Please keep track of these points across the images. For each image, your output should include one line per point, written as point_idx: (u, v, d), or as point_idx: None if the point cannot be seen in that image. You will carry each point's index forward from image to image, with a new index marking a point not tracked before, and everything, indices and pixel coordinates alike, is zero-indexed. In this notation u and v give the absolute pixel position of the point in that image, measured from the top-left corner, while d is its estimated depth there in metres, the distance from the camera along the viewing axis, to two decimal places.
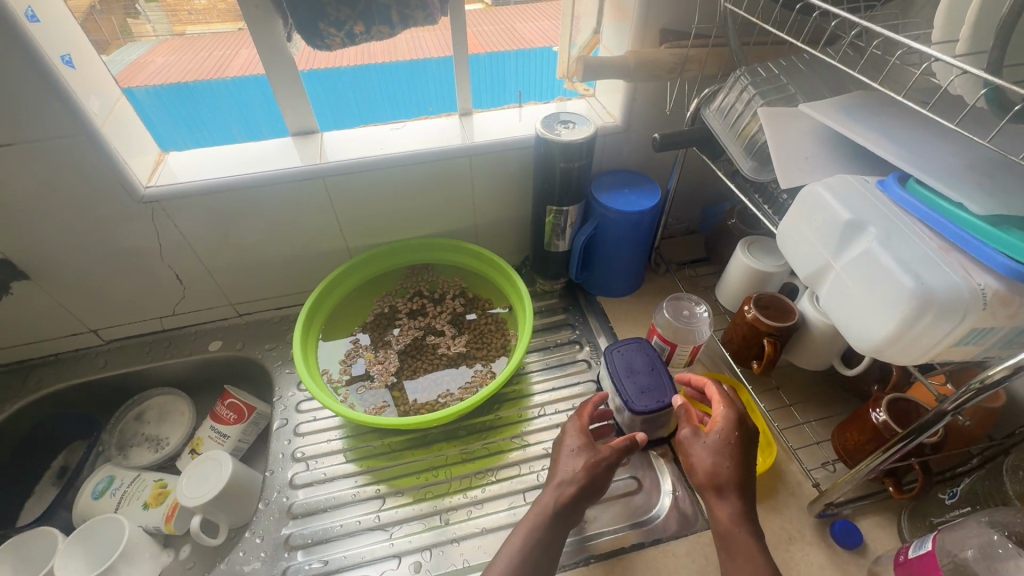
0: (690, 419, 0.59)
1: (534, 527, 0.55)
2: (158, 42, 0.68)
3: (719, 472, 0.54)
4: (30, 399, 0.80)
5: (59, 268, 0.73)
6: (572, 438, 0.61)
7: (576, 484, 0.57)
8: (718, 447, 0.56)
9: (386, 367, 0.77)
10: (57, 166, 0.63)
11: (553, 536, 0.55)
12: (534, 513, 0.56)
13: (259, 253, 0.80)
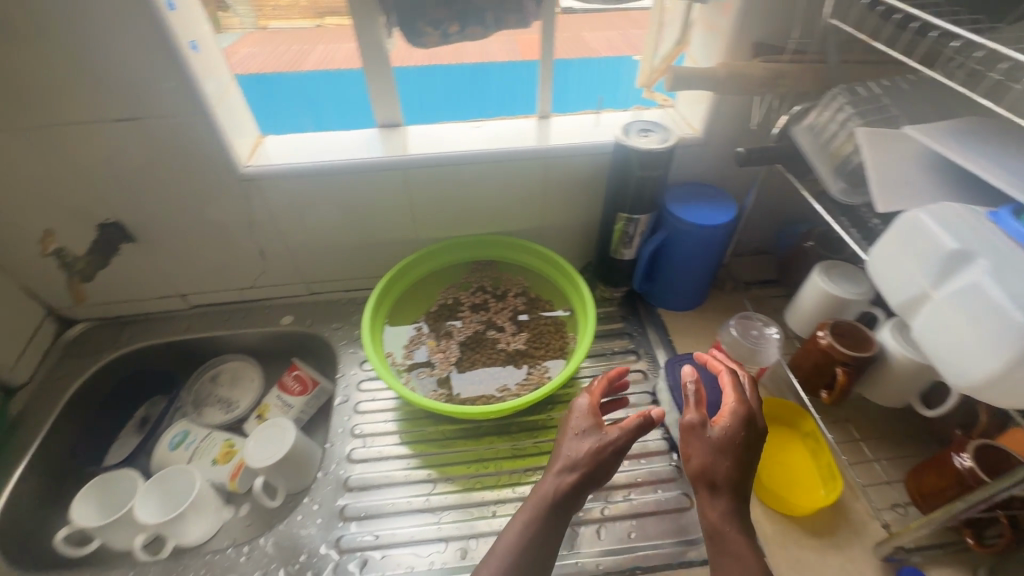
0: (694, 403, 0.55)
1: (527, 525, 0.54)
2: (242, 35, 0.76)
3: (717, 470, 0.52)
4: (123, 352, 0.87)
5: (161, 235, 0.80)
6: (580, 417, 0.59)
7: (577, 471, 0.56)
8: (720, 441, 0.53)
9: (448, 356, 0.79)
10: (172, 140, 0.69)
11: (549, 531, 0.54)
12: (528, 510, 0.55)
13: (337, 237, 0.84)
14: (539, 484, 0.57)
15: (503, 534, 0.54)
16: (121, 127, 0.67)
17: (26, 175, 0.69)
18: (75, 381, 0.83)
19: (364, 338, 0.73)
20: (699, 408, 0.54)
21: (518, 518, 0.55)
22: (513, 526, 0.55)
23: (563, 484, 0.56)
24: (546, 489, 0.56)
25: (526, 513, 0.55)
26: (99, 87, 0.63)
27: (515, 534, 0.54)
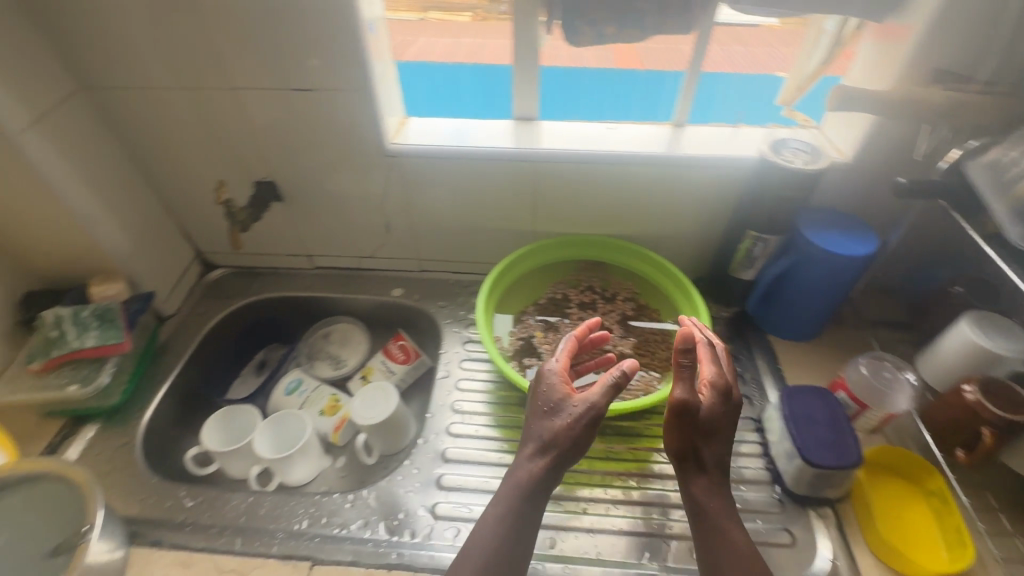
0: (687, 377, 0.54)
1: (505, 520, 0.53)
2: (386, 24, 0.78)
3: (699, 448, 0.55)
4: (253, 300, 0.96)
5: (303, 198, 0.87)
6: (547, 393, 0.58)
7: (549, 452, 0.54)
8: (707, 416, 0.55)
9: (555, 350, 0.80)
10: (334, 113, 0.75)
11: (525, 520, 0.53)
12: (500, 501, 0.54)
13: (458, 219, 0.88)
14: (510, 473, 0.56)
15: (476, 531, 0.53)
16: (292, 97, 0.73)
17: (206, 131, 0.78)
18: (213, 320, 0.92)
19: (478, 320, 0.76)
20: (691, 387, 0.54)
21: (492, 510, 0.54)
22: (484, 521, 0.53)
23: (534, 470, 0.54)
24: (516, 475, 0.55)
25: (500, 504, 0.54)
26: (283, 59, 0.69)
27: (491, 531, 0.52)
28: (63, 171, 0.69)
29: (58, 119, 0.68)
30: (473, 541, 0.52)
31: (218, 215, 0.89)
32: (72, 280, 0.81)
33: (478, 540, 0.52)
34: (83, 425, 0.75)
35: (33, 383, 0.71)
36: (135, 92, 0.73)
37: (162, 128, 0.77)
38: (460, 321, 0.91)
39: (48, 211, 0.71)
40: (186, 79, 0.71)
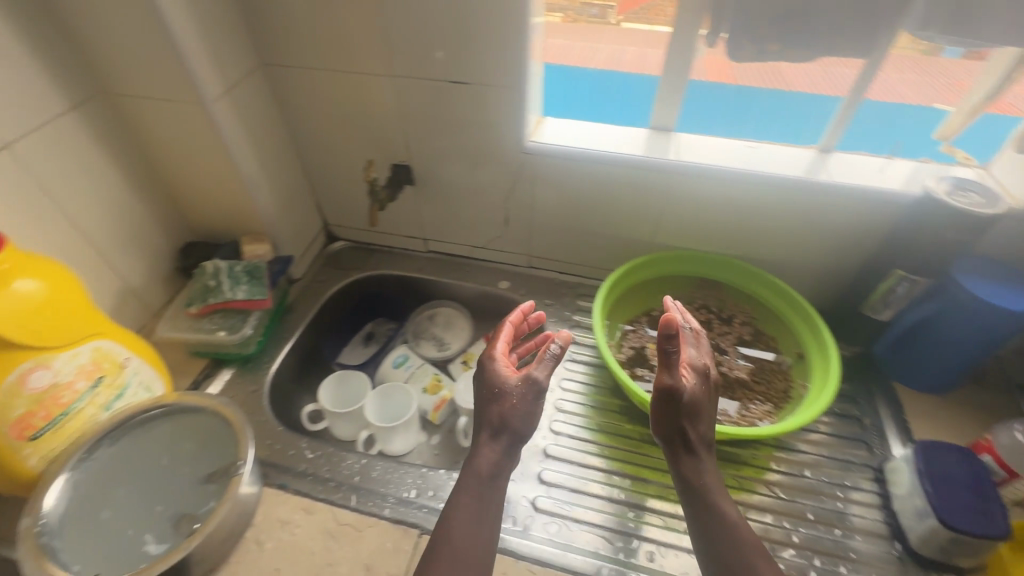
0: (674, 363, 0.54)
1: (475, 510, 0.53)
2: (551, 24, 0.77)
3: (687, 428, 0.56)
4: (369, 274, 1.01)
5: (433, 185, 0.91)
6: (496, 378, 0.59)
7: (503, 434, 0.57)
8: (691, 398, 0.55)
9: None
10: (481, 107, 0.78)
11: (490, 508, 0.54)
12: (468, 493, 0.54)
13: (577, 222, 0.89)
14: (469, 459, 0.57)
15: (452, 529, 0.52)
16: (446, 88, 0.77)
17: (359, 112, 0.83)
18: (333, 287, 0.98)
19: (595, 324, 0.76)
20: (674, 370, 0.54)
21: (462, 500, 0.54)
22: (456, 513, 0.53)
23: (495, 456, 0.56)
24: (477, 464, 0.56)
25: (470, 493, 0.54)
26: (446, 53, 0.73)
27: (466, 523, 0.52)
28: (238, 138, 0.77)
29: (241, 91, 0.75)
30: (452, 537, 0.51)
31: (351, 190, 0.95)
32: (224, 235, 0.89)
33: (457, 536, 0.51)
34: (221, 367, 0.83)
35: (189, 324, 0.79)
36: (305, 72, 0.79)
37: (320, 106, 0.83)
38: (564, 322, 0.93)
39: (219, 173, 0.79)
40: (352, 63, 0.76)
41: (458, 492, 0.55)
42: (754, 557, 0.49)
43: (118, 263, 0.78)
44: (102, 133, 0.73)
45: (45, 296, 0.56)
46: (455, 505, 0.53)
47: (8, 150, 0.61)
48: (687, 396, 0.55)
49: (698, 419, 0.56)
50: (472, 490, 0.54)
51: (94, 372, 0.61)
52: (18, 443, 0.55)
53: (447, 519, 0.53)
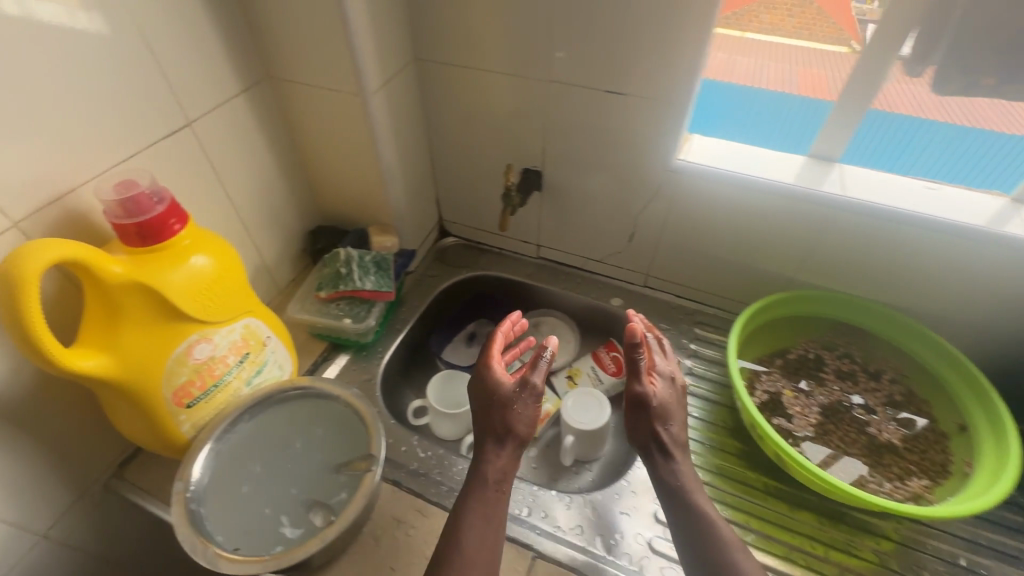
0: (641, 372, 0.63)
1: (488, 514, 0.59)
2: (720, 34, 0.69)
3: (661, 432, 0.63)
4: (479, 274, 1.01)
5: (560, 193, 0.88)
6: (494, 388, 0.66)
7: (508, 441, 0.64)
8: (661, 403, 0.63)
9: (806, 416, 0.73)
10: (632, 120, 0.74)
11: (499, 511, 0.60)
12: (478, 501, 0.60)
13: (709, 247, 0.84)
14: (477, 465, 0.63)
15: (465, 539, 0.57)
16: (600, 97, 0.74)
17: (501, 114, 0.82)
18: (443, 284, 0.98)
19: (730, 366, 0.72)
20: (643, 377, 0.63)
21: (473, 503, 0.60)
22: (467, 517, 0.59)
23: (498, 460, 0.63)
24: (484, 469, 0.62)
25: (479, 497, 0.60)
26: (607, 61, 0.70)
27: (477, 526, 0.58)
28: (386, 131, 0.77)
29: (396, 85, 0.76)
30: (463, 541, 0.57)
31: (475, 190, 0.95)
32: (352, 223, 0.91)
33: (468, 535, 0.57)
34: (338, 351, 0.84)
35: (318, 307, 0.81)
36: (456, 69, 0.79)
37: (463, 104, 0.83)
38: (679, 349, 0.89)
39: (362, 163, 0.80)
40: (506, 65, 0.75)
41: (464, 500, 0.60)
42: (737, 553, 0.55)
43: (259, 241, 0.81)
44: (264, 116, 0.76)
45: (215, 273, 0.58)
46: (466, 510, 0.59)
47: (191, 128, 0.65)
48: (658, 401, 0.63)
49: (666, 421, 0.63)
50: (480, 494, 0.60)
51: (242, 348, 0.64)
52: (177, 409, 0.58)
53: (457, 522, 0.58)
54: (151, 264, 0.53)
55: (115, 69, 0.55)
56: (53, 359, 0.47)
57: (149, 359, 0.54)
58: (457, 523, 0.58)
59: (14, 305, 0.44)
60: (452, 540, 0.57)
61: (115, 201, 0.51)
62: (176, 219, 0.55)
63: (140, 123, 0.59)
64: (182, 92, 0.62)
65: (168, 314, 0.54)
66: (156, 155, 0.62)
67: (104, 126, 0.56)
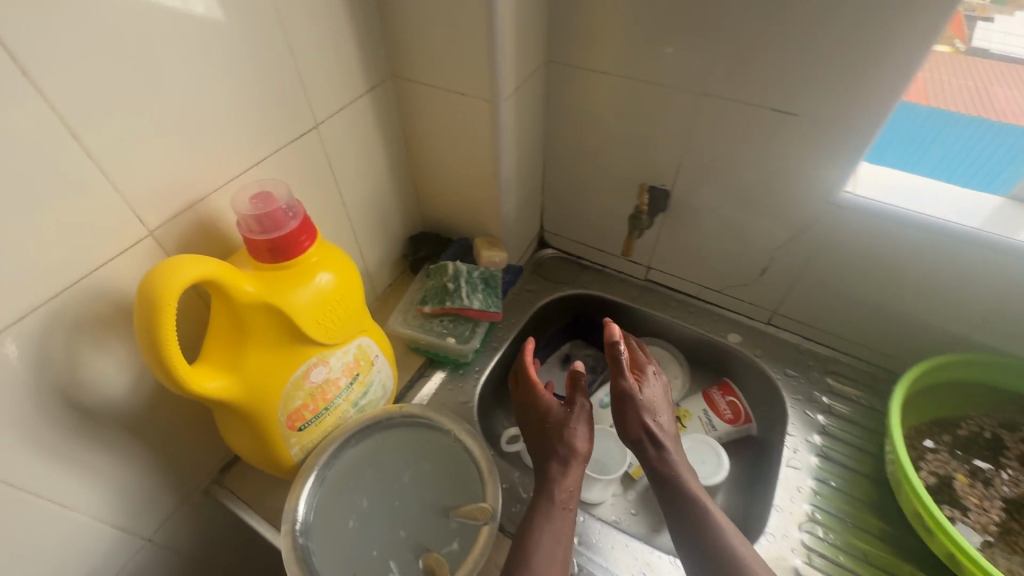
0: (625, 368, 0.66)
1: (557, 533, 0.57)
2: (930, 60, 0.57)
3: (659, 427, 0.65)
4: (579, 292, 0.93)
5: (687, 214, 0.79)
6: (544, 413, 0.66)
7: (572, 461, 0.62)
8: (646, 396, 0.66)
9: (985, 511, 0.62)
10: (795, 143, 0.64)
11: (567, 531, 0.58)
12: (546, 517, 0.58)
13: (862, 291, 0.73)
14: (544, 486, 0.61)
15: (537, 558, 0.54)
16: (760, 114, 0.64)
17: (634, 126, 0.74)
18: (542, 300, 0.91)
19: (894, 445, 0.64)
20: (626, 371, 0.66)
21: (545, 523, 0.58)
22: (539, 535, 0.56)
23: (564, 480, 0.61)
24: (554, 491, 0.60)
25: (549, 517, 0.58)
26: (778, 75, 0.60)
27: (551, 546, 0.56)
28: (510, 139, 0.71)
29: (525, 90, 0.70)
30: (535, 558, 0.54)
31: (586, 202, 0.88)
32: (455, 230, 0.86)
33: (545, 552, 0.55)
34: (434, 367, 0.80)
35: (420, 322, 0.77)
36: (589, 74, 0.72)
37: (591, 112, 0.76)
38: (808, 402, 0.78)
39: (477, 171, 0.75)
40: (651, 73, 0.67)
41: (533, 521, 0.58)
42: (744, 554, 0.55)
43: (365, 247, 0.78)
44: (383, 116, 0.71)
45: (338, 292, 0.54)
46: (536, 530, 0.57)
47: (317, 130, 0.61)
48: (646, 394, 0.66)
49: (656, 414, 0.65)
50: (547, 516, 0.58)
51: (354, 369, 0.60)
52: (289, 432, 0.55)
53: (530, 540, 0.56)
54: (280, 283, 0.50)
55: (255, 68, 0.52)
56: (184, 383, 0.45)
57: (269, 382, 0.51)
58: (531, 544, 0.56)
59: (152, 327, 0.42)
60: (526, 552, 0.55)
61: (251, 215, 0.48)
62: (307, 235, 0.51)
63: (272, 125, 0.56)
64: (313, 93, 0.59)
65: (292, 336, 0.51)
66: (282, 158, 0.58)
67: (240, 128, 0.53)
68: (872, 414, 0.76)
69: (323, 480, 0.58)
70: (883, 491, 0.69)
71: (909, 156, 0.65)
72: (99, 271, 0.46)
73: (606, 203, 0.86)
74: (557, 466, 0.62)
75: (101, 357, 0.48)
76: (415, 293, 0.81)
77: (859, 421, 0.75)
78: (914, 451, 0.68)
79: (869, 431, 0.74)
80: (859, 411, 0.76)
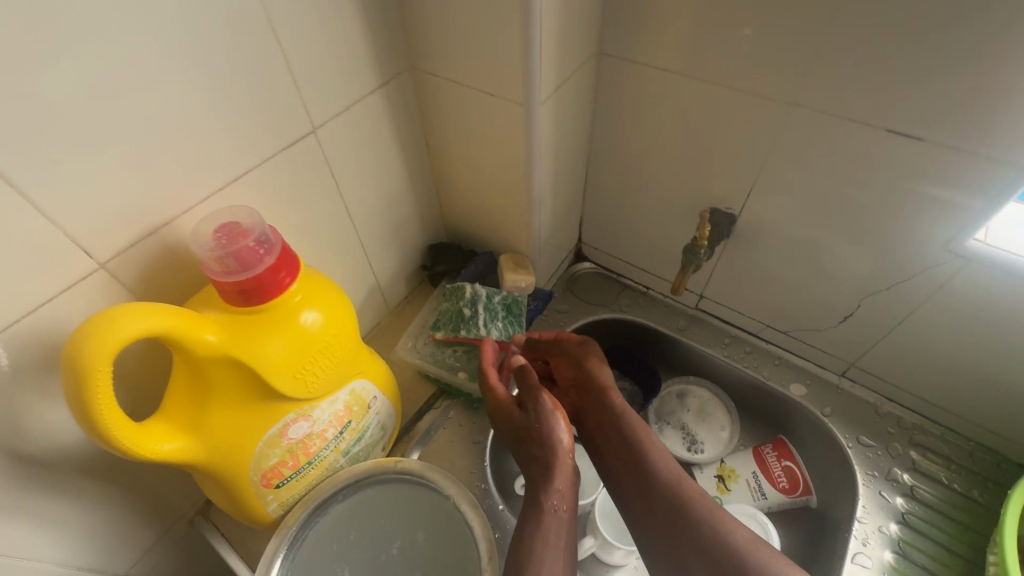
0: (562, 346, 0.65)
1: (552, 537, 0.49)
2: None
3: (610, 386, 0.60)
4: (617, 317, 0.82)
5: (754, 244, 0.66)
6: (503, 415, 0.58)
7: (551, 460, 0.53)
8: (592, 362, 0.62)
9: None
10: (912, 174, 0.50)
11: (565, 532, 0.50)
12: (545, 529, 0.49)
13: (975, 359, 0.58)
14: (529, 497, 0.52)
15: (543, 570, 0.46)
16: (868, 134, 0.50)
17: (699, 136, 0.60)
18: (573, 325, 0.80)
19: (1003, 562, 0.50)
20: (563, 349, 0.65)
21: (535, 531, 0.49)
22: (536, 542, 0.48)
23: (550, 483, 0.52)
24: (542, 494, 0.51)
25: (542, 520, 0.50)
26: (902, 87, 0.46)
27: (549, 549, 0.48)
28: (546, 147, 0.59)
29: (568, 90, 0.58)
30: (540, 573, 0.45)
31: (634, 218, 0.75)
32: (480, 242, 0.76)
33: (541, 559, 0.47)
34: (446, 398, 0.71)
35: (431, 351, 0.70)
36: (649, 71, 0.59)
37: (646, 115, 0.63)
38: (886, 481, 0.65)
39: (505, 181, 0.64)
40: (727, 73, 0.54)
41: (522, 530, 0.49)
42: (702, 504, 0.50)
43: (376, 260, 0.69)
44: (400, 114, 0.61)
45: (323, 337, 0.45)
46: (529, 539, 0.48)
47: (316, 136, 0.52)
48: (592, 358, 0.62)
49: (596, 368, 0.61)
50: (538, 518, 0.50)
51: (344, 418, 0.52)
52: (264, 490, 0.49)
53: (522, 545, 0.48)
54: (249, 331, 0.41)
55: (234, 65, 0.42)
56: (128, 452, 0.38)
57: (236, 440, 0.44)
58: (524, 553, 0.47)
59: (81, 396, 0.34)
60: None
61: (214, 254, 0.39)
62: (286, 271, 0.42)
63: (258, 132, 0.47)
64: (311, 91, 0.49)
65: (262, 391, 0.43)
66: (273, 169, 0.49)
67: (216, 137, 0.44)
68: (965, 505, 0.63)
69: (302, 540, 0.51)
70: None
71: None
72: (39, 311, 0.39)
73: (657, 221, 0.73)
74: (541, 469, 0.53)
75: (51, 405, 0.42)
76: (429, 315, 0.73)
77: (949, 512, 0.62)
78: None
79: (958, 526, 0.62)
80: (949, 498, 0.63)
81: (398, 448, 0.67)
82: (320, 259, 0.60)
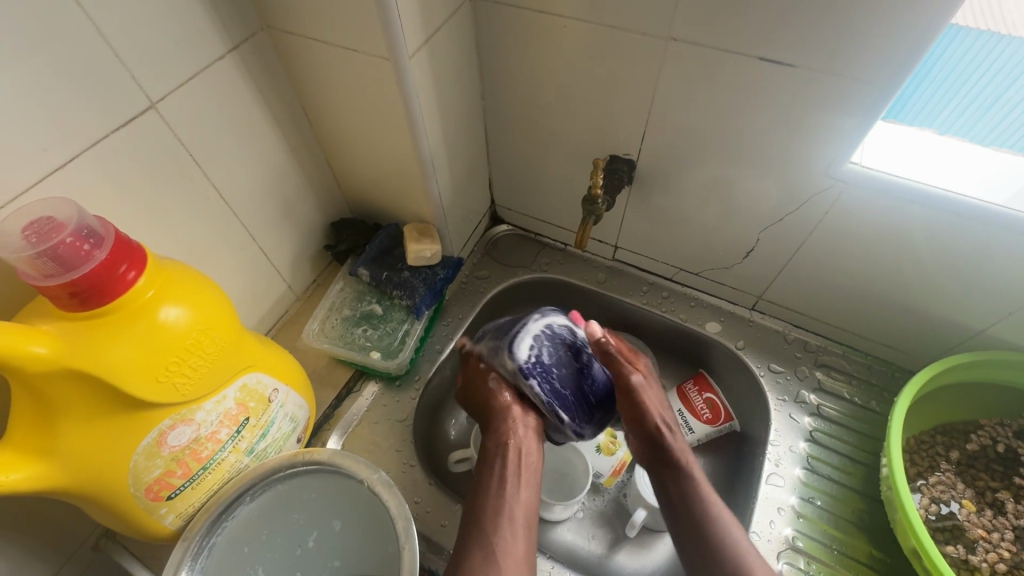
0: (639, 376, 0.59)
1: (504, 474, 0.53)
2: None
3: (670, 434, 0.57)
4: (536, 277, 0.80)
5: (657, 189, 0.66)
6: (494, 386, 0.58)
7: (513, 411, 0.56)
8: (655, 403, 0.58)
9: (996, 542, 0.54)
10: (788, 102, 0.50)
11: (528, 471, 0.54)
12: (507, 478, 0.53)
13: (864, 279, 0.61)
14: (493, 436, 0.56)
15: (486, 522, 0.50)
16: (739, 65, 0.50)
17: (590, 81, 0.58)
18: (493, 290, 0.78)
19: (890, 461, 0.54)
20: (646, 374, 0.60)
21: (498, 468, 0.54)
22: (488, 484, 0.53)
23: (511, 426, 0.55)
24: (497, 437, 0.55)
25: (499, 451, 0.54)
26: (765, 15, 0.45)
27: (498, 498, 0.52)
28: (428, 106, 0.56)
29: (441, 43, 0.54)
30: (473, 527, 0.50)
31: (541, 173, 0.73)
32: (383, 215, 0.72)
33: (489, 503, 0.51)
34: (366, 380, 0.69)
35: (340, 333, 0.68)
36: (526, 14, 0.55)
37: (532, 63, 0.60)
38: (796, 404, 0.68)
39: (393, 146, 0.60)
40: (606, 11, 0.51)
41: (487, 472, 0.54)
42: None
43: (268, 244, 0.63)
44: (264, 80, 0.55)
45: (189, 333, 0.41)
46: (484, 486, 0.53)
47: (158, 111, 0.46)
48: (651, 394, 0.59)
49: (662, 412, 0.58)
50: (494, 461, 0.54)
51: (238, 416, 0.48)
52: (154, 504, 0.45)
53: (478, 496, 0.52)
54: (93, 337, 0.37)
55: (18, 34, 0.36)
56: None
57: (104, 457, 0.40)
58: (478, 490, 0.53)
59: None
60: None
61: (27, 256, 0.35)
62: (128, 263, 0.38)
63: (75, 112, 0.41)
64: (138, 60, 0.43)
65: (122, 399, 0.39)
66: (111, 153, 0.44)
67: (16, 124, 0.38)
68: (866, 416, 0.67)
69: (212, 547, 0.48)
70: (876, 510, 0.62)
71: (929, 109, 0.50)
72: None
73: (563, 173, 0.71)
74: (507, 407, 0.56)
75: None
76: (338, 296, 0.70)
77: (852, 425, 0.66)
78: (914, 469, 0.59)
79: (861, 436, 0.66)
80: (852, 412, 0.67)
81: (319, 437, 0.65)
82: (196, 250, 0.55)
